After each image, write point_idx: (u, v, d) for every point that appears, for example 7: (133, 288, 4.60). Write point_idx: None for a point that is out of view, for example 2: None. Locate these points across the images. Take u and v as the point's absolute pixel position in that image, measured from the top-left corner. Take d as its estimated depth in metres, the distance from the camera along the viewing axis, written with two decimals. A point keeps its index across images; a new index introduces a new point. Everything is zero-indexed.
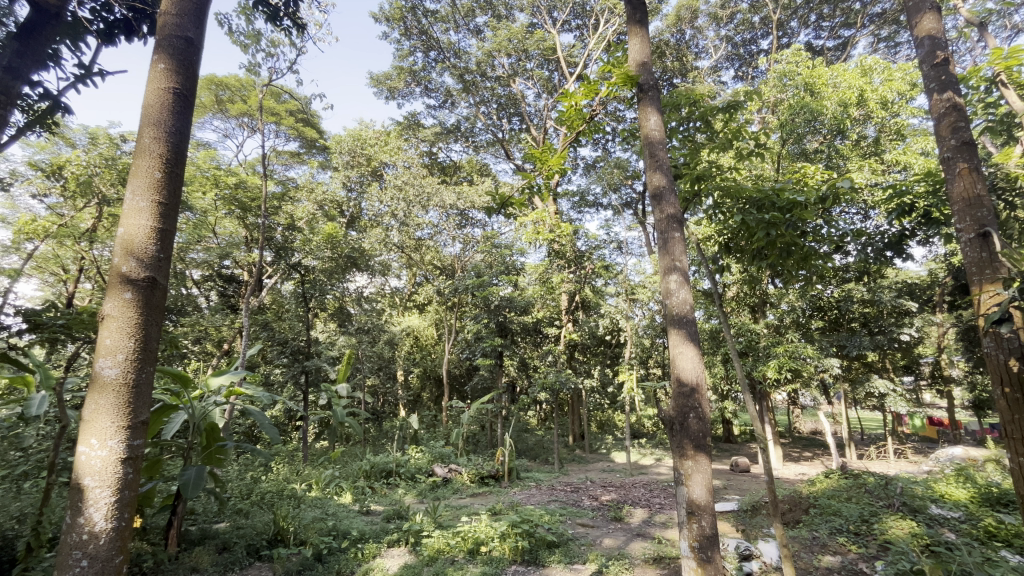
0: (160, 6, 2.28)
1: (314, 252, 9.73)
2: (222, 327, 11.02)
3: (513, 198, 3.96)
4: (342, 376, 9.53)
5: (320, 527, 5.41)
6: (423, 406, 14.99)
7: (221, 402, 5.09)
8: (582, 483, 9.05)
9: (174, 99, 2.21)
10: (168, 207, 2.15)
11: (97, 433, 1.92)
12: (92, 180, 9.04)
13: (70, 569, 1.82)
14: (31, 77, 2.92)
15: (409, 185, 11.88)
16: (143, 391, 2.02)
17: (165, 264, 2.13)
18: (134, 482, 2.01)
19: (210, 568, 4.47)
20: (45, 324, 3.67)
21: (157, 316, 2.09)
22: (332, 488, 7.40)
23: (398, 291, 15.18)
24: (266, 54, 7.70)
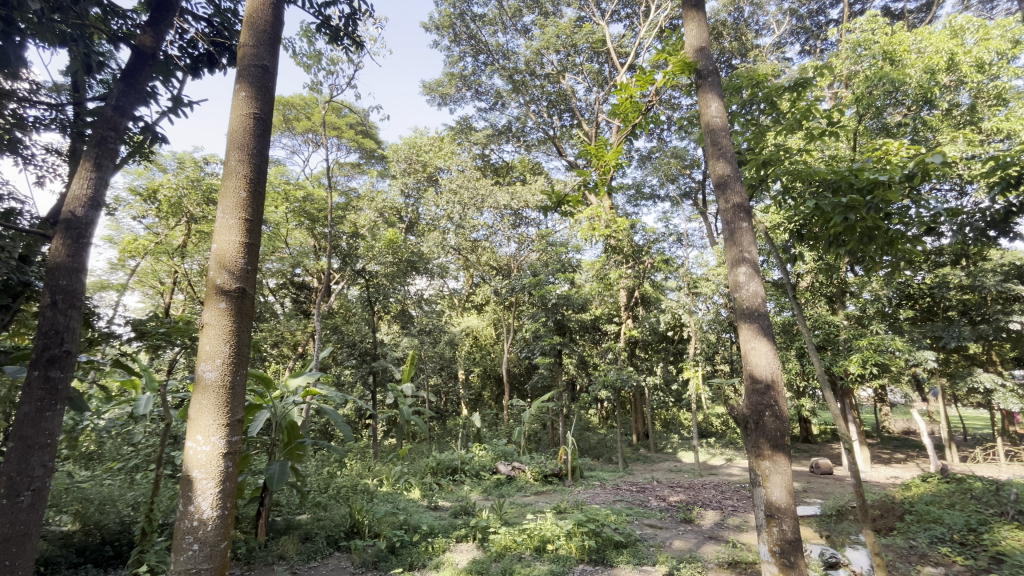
0: (240, 39, 2.47)
1: (377, 257, 10.18)
2: (296, 330, 11.77)
3: (569, 196, 3.92)
4: (406, 376, 9.88)
5: (393, 521, 5.66)
6: (484, 404, 15.25)
7: (299, 402, 5.45)
8: (648, 484, 8.84)
9: (254, 122, 2.40)
10: (253, 223, 2.33)
11: (202, 429, 2.12)
12: (181, 201, 9.97)
13: (184, 552, 2.03)
14: (135, 114, 3.22)
15: (463, 188, 12.14)
16: (238, 392, 2.21)
17: (252, 275, 2.31)
18: (234, 474, 2.20)
19: (295, 556, 4.86)
20: (150, 332, 4.12)
21: (247, 323, 2.28)
22: (402, 484, 7.72)
23: (456, 292, 15.53)
24: (326, 71, 8.19)
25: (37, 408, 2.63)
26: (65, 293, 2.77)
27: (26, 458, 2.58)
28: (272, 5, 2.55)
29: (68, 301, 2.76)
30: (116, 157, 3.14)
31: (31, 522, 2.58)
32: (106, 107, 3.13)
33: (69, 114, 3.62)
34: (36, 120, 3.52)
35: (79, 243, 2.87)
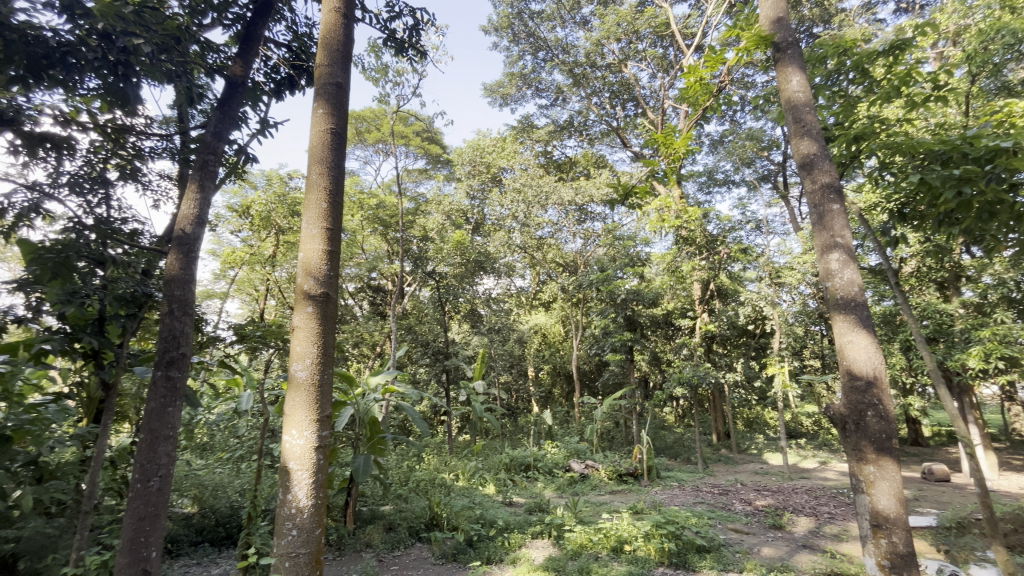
0: (316, 61, 2.65)
1: (446, 259, 10.49)
2: (374, 331, 12.43)
3: (636, 187, 3.78)
4: (478, 374, 10.08)
5: (469, 514, 5.81)
6: (555, 402, 15.17)
7: (379, 399, 5.76)
8: (732, 486, 8.36)
9: (331, 137, 2.56)
10: (333, 231, 2.48)
11: (296, 424, 2.29)
12: (270, 215, 10.87)
13: (285, 536, 2.22)
14: (230, 139, 3.55)
15: (527, 186, 12.21)
16: (326, 390, 2.37)
17: (335, 280, 2.46)
18: (326, 466, 2.35)
19: (380, 545, 5.16)
20: (248, 335, 4.53)
21: (332, 325, 2.43)
22: (477, 479, 7.92)
23: (523, 290, 15.61)
24: (393, 83, 8.57)
25: (161, 404, 2.98)
26: (179, 302, 3.12)
27: (154, 448, 2.93)
28: (344, 26, 2.71)
29: (182, 310, 3.10)
30: (215, 179, 3.47)
31: (160, 504, 2.93)
32: (206, 134, 3.46)
33: (177, 143, 4.05)
34: (151, 150, 3.97)
35: (190, 258, 3.21)
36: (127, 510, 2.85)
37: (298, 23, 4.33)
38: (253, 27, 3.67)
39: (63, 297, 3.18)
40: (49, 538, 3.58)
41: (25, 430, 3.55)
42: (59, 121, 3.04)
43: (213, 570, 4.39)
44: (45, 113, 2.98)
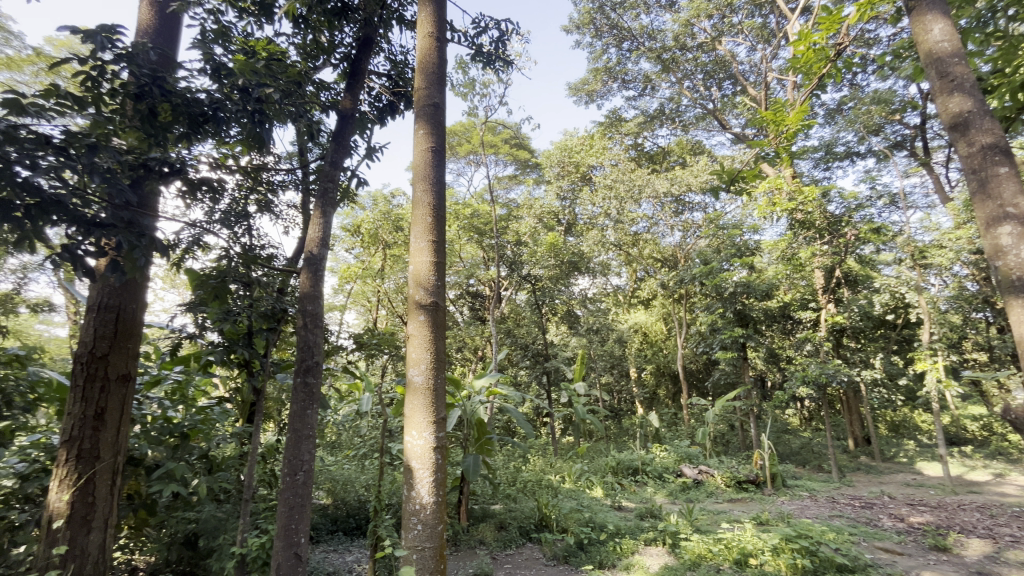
0: (415, 85, 2.82)
1: (540, 261, 10.64)
2: (476, 335, 12.93)
3: (742, 172, 3.45)
4: (578, 375, 9.95)
5: (579, 517, 5.76)
6: (660, 403, 14.49)
7: (485, 401, 5.95)
8: (877, 499, 7.34)
9: (432, 154, 2.71)
10: (439, 243, 2.62)
11: (416, 426, 2.45)
12: (378, 231, 11.89)
13: (412, 530, 2.38)
14: (345, 166, 3.90)
15: (619, 182, 11.89)
16: (440, 393, 2.50)
17: (443, 289, 2.60)
18: (444, 465, 2.47)
19: (493, 542, 5.36)
20: (367, 342, 4.99)
21: (442, 332, 2.57)
22: (584, 482, 7.85)
23: (620, 289, 15.18)
24: (481, 95, 8.85)
25: (301, 407, 3.36)
26: (311, 316, 3.50)
27: (298, 446, 3.31)
28: (437, 49, 2.85)
29: (314, 322, 3.47)
30: (335, 204, 3.85)
31: (305, 496, 3.30)
32: (325, 164, 3.85)
33: (300, 175, 4.56)
34: (280, 183, 4.52)
35: (318, 276, 3.59)
36: (280, 500, 3.25)
37: (395, 53, 4.65)
38: (358, 62, 4.02)
39: (221, 315, 3.75)
40: (220, 520, 4.17)
41: (197, 428, 4.31)
42: (212, 167, 3.59)
43: (347, 556, 4.88)
44: (201, 161, 3.53)
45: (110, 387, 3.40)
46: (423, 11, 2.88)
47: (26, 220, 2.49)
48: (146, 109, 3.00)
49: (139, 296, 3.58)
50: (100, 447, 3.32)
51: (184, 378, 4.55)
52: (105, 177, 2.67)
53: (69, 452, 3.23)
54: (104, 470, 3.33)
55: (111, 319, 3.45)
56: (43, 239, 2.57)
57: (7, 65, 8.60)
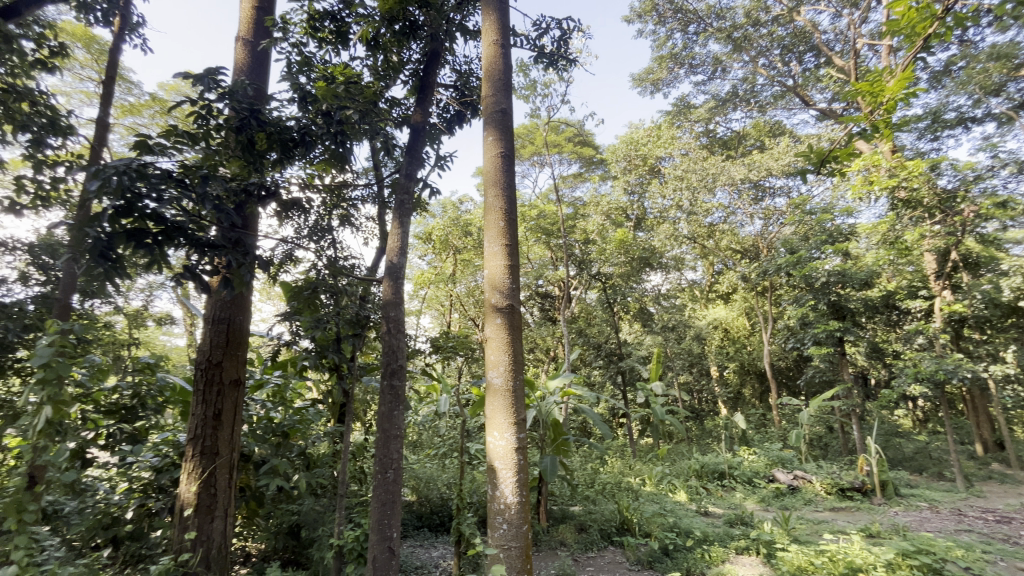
0: (482, 93, 2.88)
1: (609, 259, 10.39)
2: (547, 336, 12.93)
3: (833, 152, 3.10)
4: (655, 375, 9.60)
5: (662, 522, 5.55)
6: (746, 403, 13.61)
7: (559, 401, 5.88)
8: (1016, 513, 6.38)
9: (502, 160, 2.75)
10: (512, 247, 2.66)
11: (498, 427, 2.49)
12: (448, 237, 12.31)
13: (498, 529, 2.42)
14: (418, 177, 4.06)
15: (691, 172, 11.38)
16: (520, 395, 2.52)
17: (518, 292, 2.63)
18: (526, 466, 2.50)
19: (574, 544, 5.34)
20: (443, 346, 5.19)
21: (520, 334, 2.60)
22: (666, 485, 7.56)
23: (696, 283, 14.47)
24: (543, 96, 8.85)
25: (389, 408, 3.53)
26: (394, 321, 3.67)
27: (387, 445, 3.48)
28: (502, 55, 2.89)
29: (397, 328, 3.64)
30: (411, 214, 4.01)
31: (395, 492, 3.47)
32: (400, 177, 4.02)
33: (377, 189, 4.83)
34: (360, 198, 4.82)
35: (398, 283, 3.77)
36: (373, 496, 3.45)
37: (460, 64, 4.77)
38: (427, 77, 4.17)
39: (313, 323, 4.08)
40: (319, 513, 4.53)
41: (295, 428, 4.73)
42: (301, 187, 3.90)
43: (433, 551, 5.09)
44: (292, 183, 3.85)
45: (225, 390, 3.79)
46: (487, 20, 2.94)
47: (155, 245, 2.85)
48: (246, 139, 3.32)
49: (244, 308, 3.96)
50: (218, 444, 3.72)
51: (283, 382, 4.99)
52: (215, 204, 3.00)
53: (194, 448, 3.65)
54: (223, 465, 3.72)
55: (223, 329, 3.85)
56: (168, 261, 2.93)
57: (131, 112, 9.93)
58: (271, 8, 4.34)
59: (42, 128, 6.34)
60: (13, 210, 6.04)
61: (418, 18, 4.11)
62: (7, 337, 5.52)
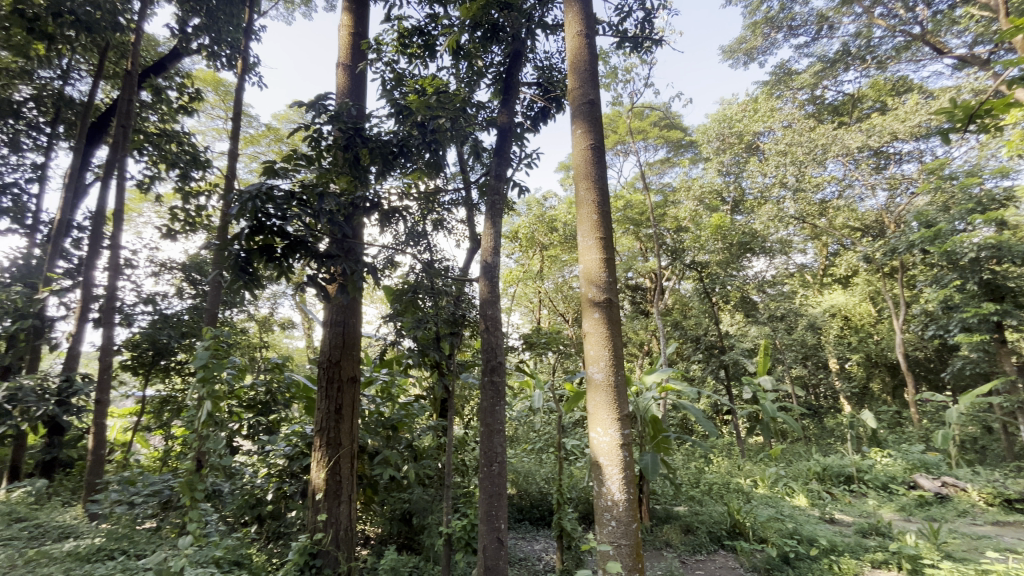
0: (569, 86, 2.85)
1: (705, 246, 9.87)
2: (640, 330, 12.53)
3: (984, 104, 2.56)
4: (762, 369, 8.86)
5: (779, 527, 5.04)
6: (874, 399, 12.11)
7: (656, 398, 5.53)
8: None
9: (592, 152, 2.70)
10: (607, 240, 2.59)
11: (601, 423, 2.46)
12: (534, 234, 12.41)
13: (606, 526, 2.39)
14: (507, 177, 4.10)
15: (795, 145, 10.35)
16: (622, 390, 2.46)
17: (615, 285, 2.57)
18: (633, 463, 2.43)
19: (680, 546, 5.15)
20: (536, 342, 5.26)
21: (619, 328, 2.54)
22: (782, 488, 6.97)
23: (807, 267, 13.12)
24: (624, 82, 8.58)
25: (490, 404, 3.63)
26: (491, 319, 3.76)
27: (491, 440, 3.58)
28: (587, 45, 2.84)
29: (494, 326, 3.73)
30: (502, 214, 4.07)
31: (500, 486, 3.56)
32: (490, 178, 4.09)
33: (467, 193, 4.99)
34: (451, 203, 5.01)
35: (493, 282, 3.85)
36: (481, 488, 3.57)
37: (541, 60, 4.76)
38: (511, 77, 4.21)
39: (414, 324, 4.36)
40: (428, 502, 4.82)
41: (402, 422, 5.12)
42: (400, 196, 4.16)
43: (535, 544, 5.20)
44: (392, 193, 4.12)
45: (344, 387, 4.16)
46: (570, 12, 2.91)
47: (282, 258, 3.24)
48: (352, 157, 3.62)
49: (356, 311, 4.30)
50: (341, 436, 4.09)
51: (390, 379, 5.37)
52: (329, 217, 3.31)
53: (322, 439, 4.05)
54: (345, 455, 4.09)
55: (339, 332, 4.22)
56: (293, 271, 3.30)
57: (252, 142, 11.28)
58: (365, 32, 4.67)
59: (187, 164, 7.46)
60: (169, 235, 7.16)
61: (499, 20, 4.17)
62: (170, 342, 6.56)
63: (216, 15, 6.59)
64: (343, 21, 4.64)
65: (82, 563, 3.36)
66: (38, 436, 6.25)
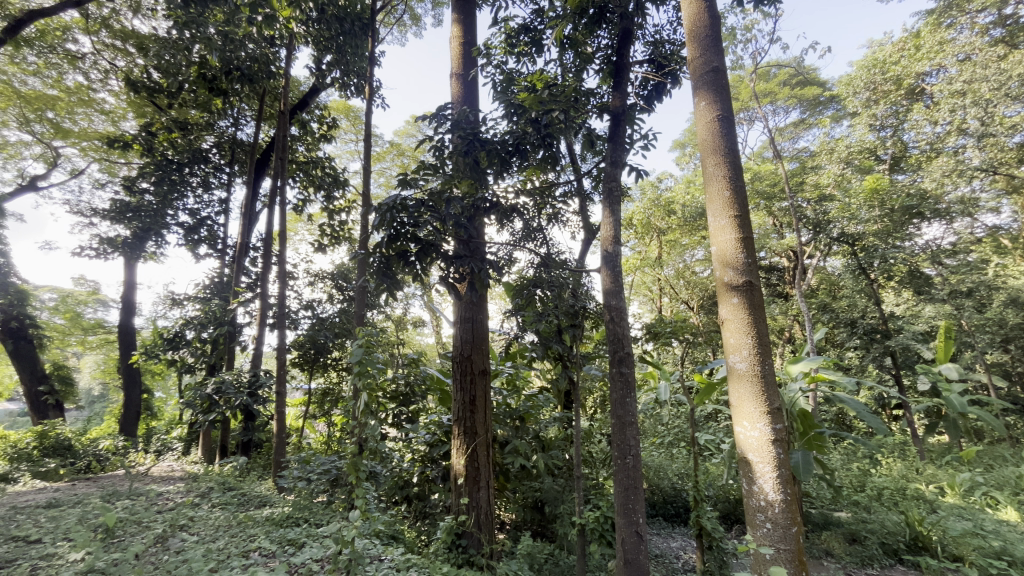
0: (688, 56, 2.66)
1: (858, 215, 8.58)
2: (778, 315, 11.31)
3: None
4: (943, 355, 7.41)
5: (980, 545, 4.14)
6: None
7: (806, 390, 4.80)
8: None
9: (720, 124, 2.49)
10: (743, 217, 2.37)
11: (747, 416, 2.27)
12: (650, 219, 11.88)
13: (760, 528, 2.21)
14: (624, 162, 3.95)
15: (978, 80, 8.51)
16: (771, 380, 2.24)
17: (755, 266, 2.34)
18: (788, 462, 2.20)
19: (845, 557, 4.57)
20: (661, 332, 5.09)
21: (762, 313, 2.31)
22: (980, 498, 5.77)
23: (1002, 229, 10.68)
24: (745, 41, 7.78)
25: (620, 396, 3.55)
26: (616, 310, 3.68)
27: (624, 432, 3.51)
28: (706, 8, 2.63)
29: (619, 316, 3.64)
30: (620, 201, 3.93)
31: (637, 479, 3.46)
32: (606, 165, 3.99)
33: (579, 183, 4.92)
34: (564, 195, 4.99)
35: (615, 272, 3.75)
36: (615, 481, 3.52)
37: (651, 35, 4.51)
38: (622, 57, 4.03)
39: (536, 318, 4.47)
40: (559, 491, 4.92)
41: (530, 413, 5.26)
42: (516, 194, 4.25)
43: (672, 542, 5.02)
44: (509, 191, 4.23)
45: (476, 379, 4.40)
46: None
47: (416, 263, 3.53)
48: (472, 161, 3.80)
49: (483, 308, 4.51)
50: (476, 425, 4.34)
51: (515, 371, 5.54)
52: (455, 220, 3.51)
53: (459, 428, 4.35)
54: (481, 443, 4.32)
55: (469, 328, 4.47)
56: (426, 273, 3.58)
57: (380, 159, 12.45)
58: (474, 39, 4.86)
59: (329, 185, 8.54)
60: (321, 249, 8.25)
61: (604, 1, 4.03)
62: (328, 342, 7.58)
63: (344, 50, 7.34)
64: (453, 33, 4.86)
65: (277, 527, 4.02)
66: (237, 422, 7.65)
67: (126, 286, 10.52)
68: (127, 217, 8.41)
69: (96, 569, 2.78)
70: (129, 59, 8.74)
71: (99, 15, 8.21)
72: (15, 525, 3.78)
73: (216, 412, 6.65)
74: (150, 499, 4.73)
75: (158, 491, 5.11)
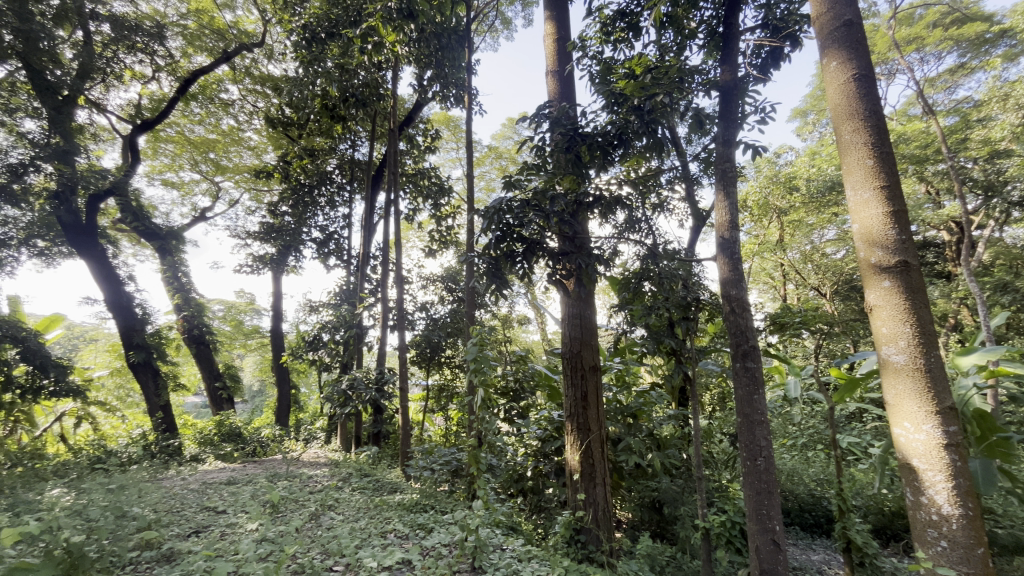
0: (813, 12, 2.37)
1: None
2: (938, 298, 9.62)
3: None
4: None
5: None
6: None
7: (982, 388, 3.95)
8: None
9: (857, 84, 2.18)
10: (893, 187, 2.06)
11: (908, 417, 1.96)
12: (768, 199, 10.84)
13: (933, 546, 1.90)
14: (738, 140, 3.64)
15: None
16: (939, 374, 1.92)
17: (911, 243, 2.01)
18: (968, 471, 1.87)
19: None
20: (789, 322, 4.61)
21: (924, 297, 1.98)
22: None
23: None
24: None
25: (747, 393, 3.28)
26: (736, 300, 3.41)
27: (752, 431, 3.24)
28: None
29: (740, 307, 3.36)
30: (736, 182, 3.63)
31: (771, 482, 3.17)
32: (717, 146, 3.70)
33: (685, 168, 4.64)
34: (669, 181, 4.75)
35: (734, 260, 3.47)
36: (745, 483, 3.26)
37: None
38: (730, 26, 3.70)
39: (646, 311, 4.31)
40: (678, 492, 4.71)
41: (643, 411, 5.09)
42: (620, 185, 4.14)
43: (813, 555, 4.54)
44: (611, 184, 4.12)
45: (587, 374, 4.38)
46: None
47: (524, 262, 3.62)
48: (574, 157, 3.78)
49: (590, 303, 4.47)
50: (589, 422, 4.31)
51: (625, 367, 5.40)
52: (559, 218, 3.55)
53: (572, 424, 4.36)
54: (595, 440, 4.29)
55: (577, 323, 4.45)
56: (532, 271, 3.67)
57: (480, 163, 12.92)
58: (568, 34, 4.83)
59: (435, 193, 9.09)
60: (432, 254, 8.80)
61: None
62: (441, 341, 8.07)
63: (442, 65, 7.75)
64: (546, 31, 4.88)
65: (407, 512, 4.39)
66: (369, 415, 8.48)
67: (276, 296, 12.20)
68: (273, 237, 9.75)
69: (267, 538, 3.27)
70: (267, 100, 10.14)
71: (243, 66, 9.65)
72: (207, 498, 4.60)
73: (350, 406, 7.43)
74: (303, 481, 5.46)
75: (309, 474, 5.88)
